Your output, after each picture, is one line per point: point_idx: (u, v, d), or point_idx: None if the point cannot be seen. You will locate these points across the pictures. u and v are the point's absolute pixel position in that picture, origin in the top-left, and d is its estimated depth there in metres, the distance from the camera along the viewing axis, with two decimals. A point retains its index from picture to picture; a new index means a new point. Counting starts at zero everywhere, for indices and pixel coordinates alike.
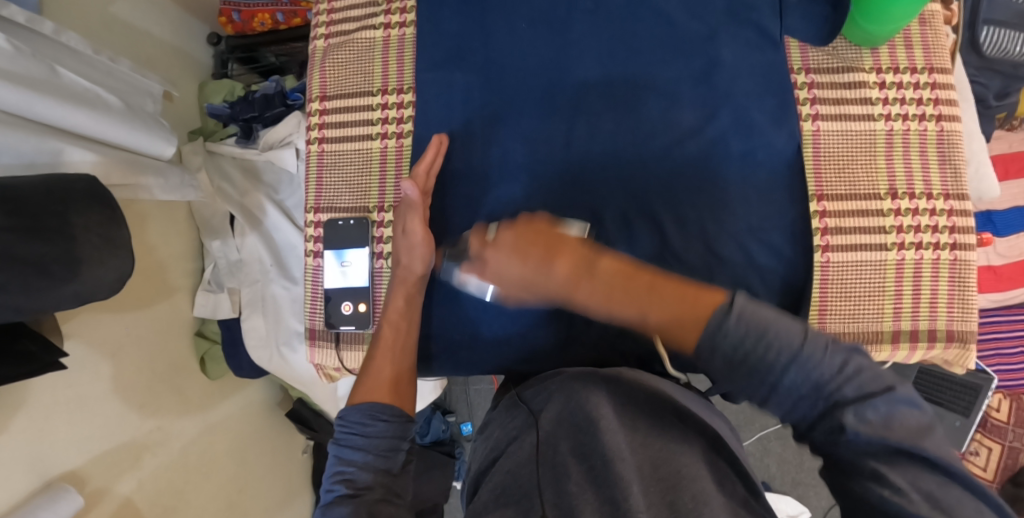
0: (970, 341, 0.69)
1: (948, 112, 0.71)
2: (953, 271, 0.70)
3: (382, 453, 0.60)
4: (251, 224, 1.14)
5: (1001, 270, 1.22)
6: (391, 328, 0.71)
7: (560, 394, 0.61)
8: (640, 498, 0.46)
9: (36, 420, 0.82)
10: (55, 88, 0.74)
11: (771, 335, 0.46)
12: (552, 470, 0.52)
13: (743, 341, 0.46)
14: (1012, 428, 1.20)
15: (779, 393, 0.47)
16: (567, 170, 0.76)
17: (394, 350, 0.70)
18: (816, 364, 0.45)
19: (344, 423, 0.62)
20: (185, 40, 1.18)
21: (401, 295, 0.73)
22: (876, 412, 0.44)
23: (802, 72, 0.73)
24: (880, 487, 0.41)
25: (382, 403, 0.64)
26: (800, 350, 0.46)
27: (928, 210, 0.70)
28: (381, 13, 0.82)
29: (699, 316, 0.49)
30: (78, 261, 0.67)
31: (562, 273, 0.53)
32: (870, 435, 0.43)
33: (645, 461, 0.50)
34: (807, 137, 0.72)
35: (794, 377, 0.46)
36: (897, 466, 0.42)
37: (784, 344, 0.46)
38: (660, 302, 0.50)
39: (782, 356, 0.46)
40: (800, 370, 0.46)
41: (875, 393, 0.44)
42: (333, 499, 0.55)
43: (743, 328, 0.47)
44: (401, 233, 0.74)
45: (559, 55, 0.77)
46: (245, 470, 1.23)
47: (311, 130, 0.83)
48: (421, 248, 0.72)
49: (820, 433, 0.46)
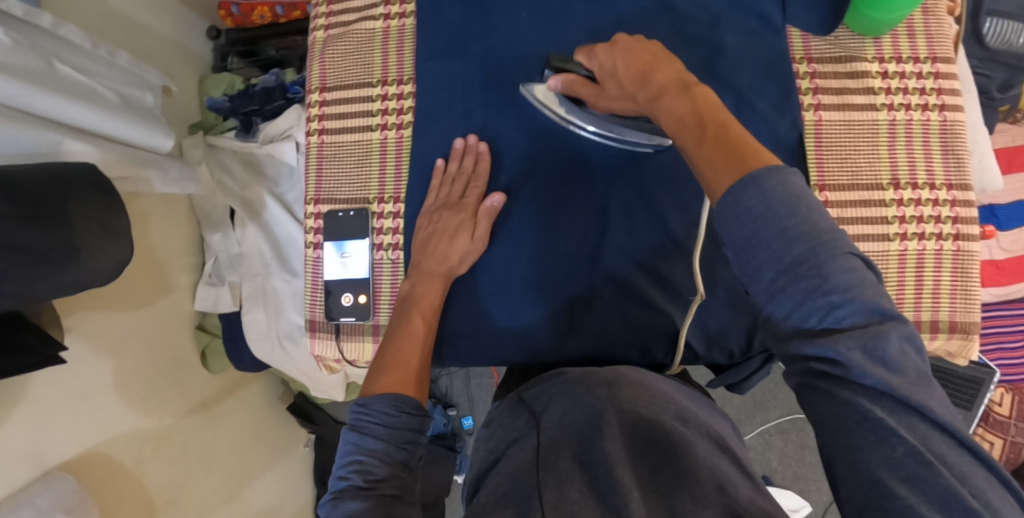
0: (972, 332, 0.69)
1: (951, 102, 0.71)
2: (956, 261, 0.69)
3: (403, 446, 0.59)
4: (252, 217, 1.14)
5: (1003, 264, 1.21)
6: (421, 320, 0.71)
7: (563, 398, 0.61)
8: (639, 504, 0.47)
9: (36, 413, 0.82)
10: (53, 81, 0.74)
11: (798, 207, 0.42)
12: (553, 473, 0.51)
13: (772, 198, 0.43)
14: (1015, 423, 1.19)
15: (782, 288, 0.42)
16: (568, 160, 0.76)
17: (424, 340, 0.70)
18: (833, 269, 0.41)
19: (365, 410, 0.61)
20: (185, 33, 1.18)
21: (433, 288, 0.73)
22: (889, 351, 0.40)
23: (804, 61, 0.73)
24: (889, 444, 0.38)
25: (407, 396, 0.63)
26: (821, 238, 0.42)
27: (930, 201, 0.70)
28: (381, 4, 0.82)
29: (742, 168, 0.45)
30: (78, 251, 0.67)
31: (659, 79, 0.56)
32: (881, 377, 0.39)
33: (644, 467, 0.51)
34: (808, 127, 0.72)
35: (806, 264, 0.41)
36: (904, 421, 0.39)
37: (809, 230, 0.42)
38: (725, 135, 0.48)
39: (803, 233, 0.42)
40: (817, 260, 0.41)
41: (885, 324, 0.40)
42: (346, 489, 0.55)
43: (781, 188, 0.43)
44: (455, 233, 0.73)
45: (560, 45, 0.76)
46: (245, 464, 1.23)
47: (310, 122, 0.83)
48: (472, 250, 0.74)
49: (807, 356, 0.42)
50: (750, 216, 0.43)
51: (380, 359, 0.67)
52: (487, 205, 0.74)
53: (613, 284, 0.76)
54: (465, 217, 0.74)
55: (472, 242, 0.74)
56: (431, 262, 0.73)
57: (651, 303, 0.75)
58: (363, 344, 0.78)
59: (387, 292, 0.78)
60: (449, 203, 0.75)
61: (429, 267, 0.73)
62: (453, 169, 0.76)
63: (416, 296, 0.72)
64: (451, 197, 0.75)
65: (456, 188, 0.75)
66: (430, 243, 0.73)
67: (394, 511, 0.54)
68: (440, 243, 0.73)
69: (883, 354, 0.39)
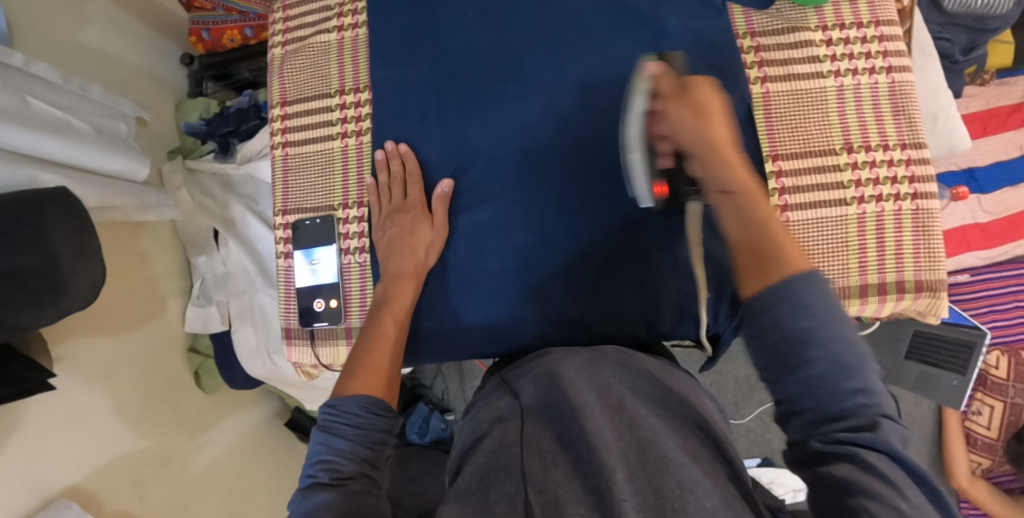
0: (939, 290, 0.69)
1: (898, 64, 0.72)
2: (917, 219, 0.70)
3: (371, 446, 0.60)
4: (232, 234, 1.15)
5: (988, 228, 1.20)
6: (392, 322, 0.72)
7: (543, 379, 0.61)
8: (624, 485, 0.45)
9: (32, 441, 0.84)
10: (26, 117, 0.76)
11: (846, 320, 0.49)
12: (536, 453, 0.51)
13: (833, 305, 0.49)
14: (1013, 384, 1.20)
15: (829, 365, 0.47)
16: (526, 153, 0.77)
17: (396, 342, 0.72)
18: (868, 370, 0.48)
19: (335, 412, 0.62)
20: (159, 63, 1.21)
21: (410, 286, 0.75)
22: (900, 443, 0.46)
23: (748, 36, 0.75)
24: (901, 500, 0.42)
25: (377, 397, 0.64)
26: (859, 350, 0.48)
27: (885, 162, 0.70)
28: (333, 17, 0.84)
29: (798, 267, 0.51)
30: (58, 274, 0.68)
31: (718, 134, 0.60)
32: (898, 450, 0.45)
33: (631, 445, 0.49)
34: (757, 100, 0.73)
35: (855, 359, 0.48)
36: (911, 487, 0.44)
37: (854, 336, 0.49)
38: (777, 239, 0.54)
39: (853, 340, 0.48)
40: (859, 363, 0.47)
41: (897, 424, 0.47)
42: (314, 484, 0.55)
43: (827, 301, 0.49)
44: (415, 228, 0.75)
45: (508, 40, 0.78)
46: (246, 481, 1.24)
47: (274, 136, 0.85)
48: (437, 238, 0.77)
49: (836, 424, 0.47)
50: (809, 309, 0.48)
51: (350, 359, 0.69)
52: (438, 191, 0.77)
53: (576, 270, 0.76)
54: (419, 213, 0.76)
55: (435, 235, 0.76)
56: (402, 263, 0.75)
57: (617, 286, 0.75)
58: (337, 347, 0.80)
59: (358, 296, 0.80)
60: (397, 206, 0.77)
61: (399, 269, 0.74)
62: (384, 179, 0.79)
63: (391, 300, 0.73)
64: (396, 201, 0.77)
65: (395, 192, 0.78)
66: (396, 244, 0.75)
67: (360, 503, 0.54)
68: (405, 241, 0.75)
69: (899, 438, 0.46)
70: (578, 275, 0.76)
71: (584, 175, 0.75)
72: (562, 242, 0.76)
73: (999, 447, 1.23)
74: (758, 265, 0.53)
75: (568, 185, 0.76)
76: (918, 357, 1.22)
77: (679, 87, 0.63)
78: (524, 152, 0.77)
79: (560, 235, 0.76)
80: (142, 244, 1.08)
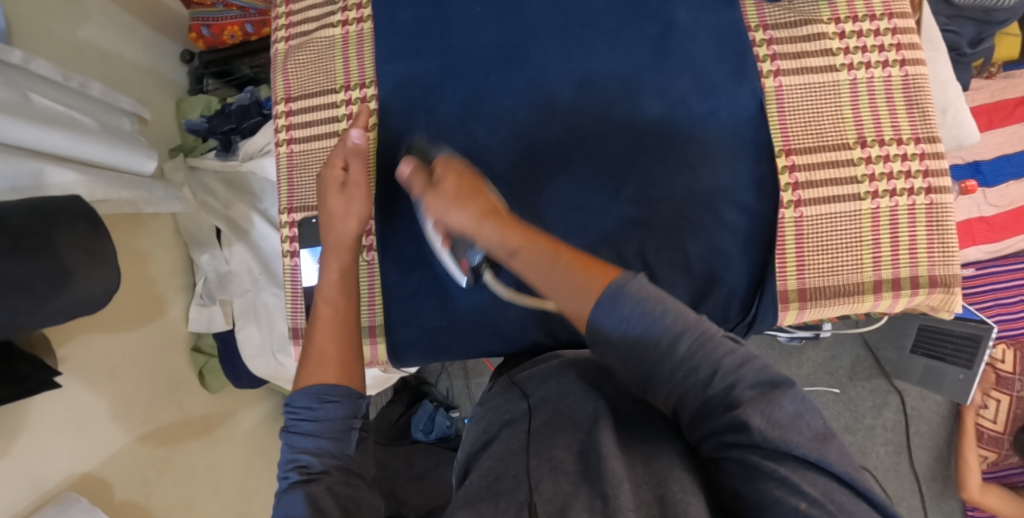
0: (953, 285, 0.69)
1: (912, 56, 0.71)
2: (931, 214, 0.69)
3: (336, 435, 0.58)
4: (239, 236, 1.14)
5: (993, 221, 1.20)
6: (328, 306, 0.68)
7: (555, 384, 0.61)
8: (629, 496, 0.44)
9: (36, 442, 0.83)
10: (29, 113, 0.75)
11: (665, 311, 0.50)
12: (546, 463, 0.49)
13: (640, 303, 0.50)
14: (1019, 378, 1.22)
15: (670, 362, 0.49)
16: (535, 149, 0.76)
17: (337, 325, 0.67)
18: (711, 350, 0.48)
19: (292, 410, 0.59)
20: (159, 60, 1.19)
21: (337, 262, 0.70)
22: (780, 420, 0.44)
23: (760, 29, 0.73)
24: (795, 498, 0.41)
25: (331, 384, 0.60)
26: (694, 334, 0.49)
27: (900, 156, 0.70)
28: (338, 11, 0.82)
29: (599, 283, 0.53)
30: (67, 276, 0.67)
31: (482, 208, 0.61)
32: (774, 433, 0.43)
33: (637, 459, 0.49)
34: (769, 93, 0.72)
35: (689, 349, 0.49)
36: (807, 476, 0.42)
37: (678, 318, 0.49)
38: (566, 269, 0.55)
39: (680, 327, 0.49)
40: (700, 346, 0.48)
41: (774, 395, 0.45)
42: (287, 487, 0.54)
43: (641, 299, 0.50)
44: (340, 198, 0.72)
45: (515, 34, 0.77)
46: (251, 480, 1.23)
47: (279, 133, 0.84)
48: (354, 200, 0.73)
49: (714, 427, 0.46)
50: (625, 317, 0.50)
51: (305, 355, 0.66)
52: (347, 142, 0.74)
53: None
54: (333, 176, 0.73)
55: (366, 201, 0.73)
56: (337, 236, 0.72)
57: None
58: None
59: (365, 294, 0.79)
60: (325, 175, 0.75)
61: (335, 241, 0.71)
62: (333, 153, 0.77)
63: None
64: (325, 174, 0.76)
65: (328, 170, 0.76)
66: (324, 221, 0.73)
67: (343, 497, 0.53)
68: (326, 213, 0.73)
69: (777, 416, 0.44)
70: None
71: (593, 172, 0.75)
72: (572, 237, 0.75)
73: (1005, 440, 1.24)
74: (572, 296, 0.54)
75: (578, 181, 0.75)
76: (923, 351, 1.23)
77: (432, 181, 0.65)
78: (534, 149, 0.76)
79: (569, 232, 0.75)
80: (140, 243, 1.06)
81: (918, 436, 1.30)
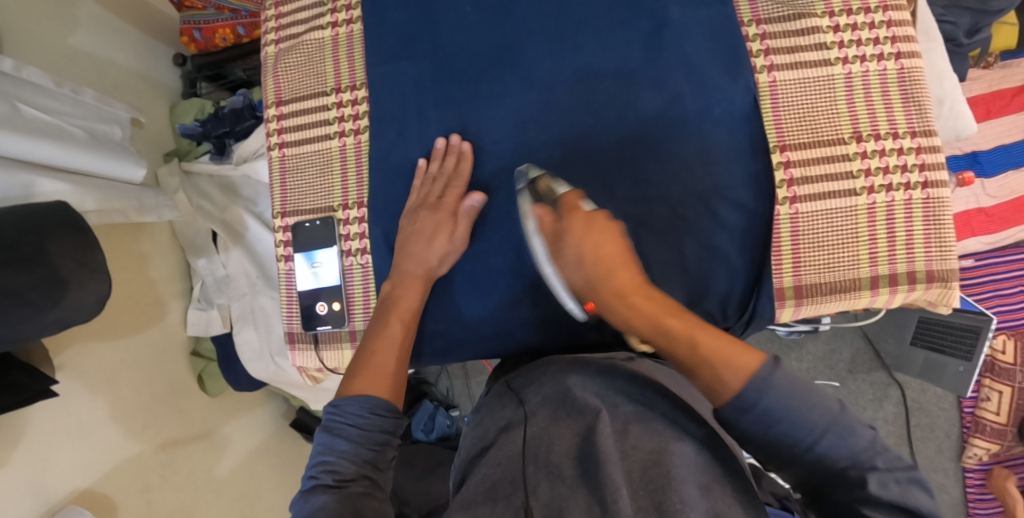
0: (951, 280, 0.68)
1: (907, 49, 0.70)
2: (927, 209, 0.69)
3: (375, 448, 0.59)
4: (235, 240, 1.14)
5: (992, 212, 1.19)
6: (399, 324, 0.71)
7: (551, 390, 0.61)
8: (629, 502, 0.43)
9: (36, 451, 0.83)
10: (19, 123, 0.74)
11: (810, 403, 0.48)
12: (544, 467, 0.50)
13: (790, 400, 0.48)
14: (1020, 369, 1.21)
15: (806, 453, 0.48)
16: (529, 149, 0.75)
17: (402, 343, 0.69)
18: (848, 437, 0.47)
19: (338, 412, 0.60)
20: (152, 64, 1.19)
21: (415, 291, 0.73)
22: (898, 496, 0.45)
23: (753, 24, 0.73)
24: None
25: (382, 398, 0.62)
26: (836, 423, 0.48)
27: (895, 150, 0.69)
28: (327, 13, 0.82)
29: (745, 364, 0.50)
30: (61, 286, 0.66)
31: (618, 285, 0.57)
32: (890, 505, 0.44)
33: (636, 463, 0.48)
34: (763, 89, 0.72)
35: (829, 440, 0.47)
36: None
37: (822, 408, 0.48)
38: (709, 356, 0.52)
39: (826, 422, 0.48)
40: (842, 442, 0.47)
41: (894, 475, 0.46)
42: (316, 487, 0.55)
43: (790, 390, 0.49)
44: (433, 235, 0.73)
45: (506, 33, 0.76)
46: (254, 483, 1.24)
47: (271, 137, 0.83)
48: (452, 250, 0.74)
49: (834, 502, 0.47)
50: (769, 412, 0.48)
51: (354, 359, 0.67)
52: (465, 206, 0.74)
53: None
54: (444, 216, 0.73)
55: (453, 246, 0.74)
56: (410, 264, 0.73)
57: None
58: (342, 351, 0.79)
59: (360, 297, 0.79)
60: (426, 202, 0.74)
61: (407, 269, 0.73)
62: (433, 168, 0.76)
63: (399, 299, 0.72)
64: (428, 198, 0.75)
65: (433, 189, 0.75)
66: (407, 245, 0.73)
67: (362, 506, 0.53)
68: (418, 245, 0.73)
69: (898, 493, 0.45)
70: None
71: (588, 171, 0.74)
72: None
73: (1008, 431, 1.22)
74: (705, 383, 0.52)
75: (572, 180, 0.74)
76: (923, 343, 1.22)
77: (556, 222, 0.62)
78: (528, 149, 0.75)
79: None
80: (142, 245, 1.07)
81: (919, 428, 1.30)
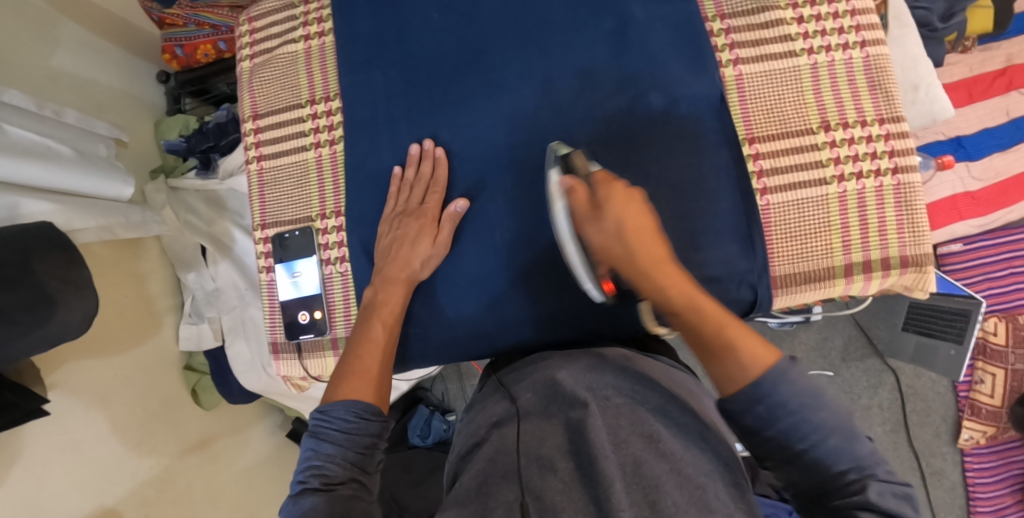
0: (926, 264, 0.69)
1: (871, 38, 0.71)
2: (898, 194, 0.69)
3: (362, 451, 0.59)
4: (223, 253, 1.15)
5: (978, 195, 1.19)
6: (382, 327, 0.71)
7: (543, 385, 0.61)
8: (622, 496, 0.45)
9: (30, 469, 0.84)
10: (5, 145, 0.75)
11: (821, 403, 0.51)
12: (535, 461, 0.51)
13: (801, 392, 0.51)
14: (1012, 351, 1.20)
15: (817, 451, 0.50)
16: (502, 151, 0.76)
17: (384, 350, 0.69)
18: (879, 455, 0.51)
19: (325, 417, 0.61)
20: (134, 83, 1.20)
21: (397, 294, 0.73)
22: (897, 501, 0.48)
23: (717, 18, 0.74)
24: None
25: (369, 402, 0.62)
26: (845, 424, 0.51)
27: (864, 138, 0.70)
28: (299, 26, 0.83)
29: (765, 352, 0.53)
30: (48, 306, 0.67)
31: (649, 253, 0.60)
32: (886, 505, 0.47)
33: (628, 458, 0.49)
34: (730, 82, 0.73)
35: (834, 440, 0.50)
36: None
37: (832, 410, 0.51)
38: (733, 339, 0.55)
39: (833, 422, 0.50)
40: (847, 442, 0.50)
41: (897, 484, 0.49)
42: (304, 491, 0.55)
43: (801, 385, 0.51)
44: (416, 239, 0.73)
45: (473, 37, 0.77)
46: (253, 494, 1.24)
47: (249, 151, 0.84)
48: (435, 254, 0.75)
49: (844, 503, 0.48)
50: (784, 406, 0.51)
51: (339, 365, 0.68)
52: (450, 211, 0.75)
53: (557, 266, 0.75)
54: (427, 223, 0.74)
55: (433, 245, 0.74)
56: (394, 268, 0.73)
57: None
58: (325, 359, 0.80)
59: (341, 305, 0.80)
60: (409, 209, 0.75)
61: (391, 274, 0.73)
62: (411, 174, 0.76)
63: (378, 304, 0.72)
64: (410, 204, 0.75)
65: (414, 194, 0.75)
66: (392, 249, 0.74)
67: (350, 508, 0.54)
68: (401, 249, 0.73)
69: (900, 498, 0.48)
70: (560, 272, 0.75)
71: None
72: (542, 236, 0.75)
73: (1003, 414, 1.22)
74: (720, 368, 0.55)
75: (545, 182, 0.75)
76: (915, 328, 1.23)
77: (594, 203, 0.63)
78: (499, 151, 0.76)
79: (538, 232, 0.75)
80: (141, 264, 1.10)
81: (915, 414, 1.29)
